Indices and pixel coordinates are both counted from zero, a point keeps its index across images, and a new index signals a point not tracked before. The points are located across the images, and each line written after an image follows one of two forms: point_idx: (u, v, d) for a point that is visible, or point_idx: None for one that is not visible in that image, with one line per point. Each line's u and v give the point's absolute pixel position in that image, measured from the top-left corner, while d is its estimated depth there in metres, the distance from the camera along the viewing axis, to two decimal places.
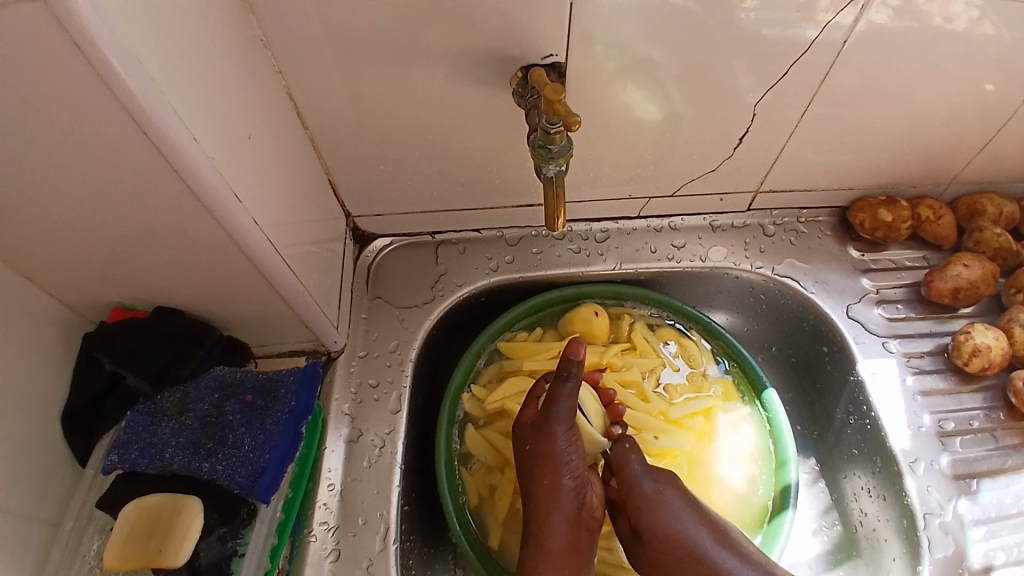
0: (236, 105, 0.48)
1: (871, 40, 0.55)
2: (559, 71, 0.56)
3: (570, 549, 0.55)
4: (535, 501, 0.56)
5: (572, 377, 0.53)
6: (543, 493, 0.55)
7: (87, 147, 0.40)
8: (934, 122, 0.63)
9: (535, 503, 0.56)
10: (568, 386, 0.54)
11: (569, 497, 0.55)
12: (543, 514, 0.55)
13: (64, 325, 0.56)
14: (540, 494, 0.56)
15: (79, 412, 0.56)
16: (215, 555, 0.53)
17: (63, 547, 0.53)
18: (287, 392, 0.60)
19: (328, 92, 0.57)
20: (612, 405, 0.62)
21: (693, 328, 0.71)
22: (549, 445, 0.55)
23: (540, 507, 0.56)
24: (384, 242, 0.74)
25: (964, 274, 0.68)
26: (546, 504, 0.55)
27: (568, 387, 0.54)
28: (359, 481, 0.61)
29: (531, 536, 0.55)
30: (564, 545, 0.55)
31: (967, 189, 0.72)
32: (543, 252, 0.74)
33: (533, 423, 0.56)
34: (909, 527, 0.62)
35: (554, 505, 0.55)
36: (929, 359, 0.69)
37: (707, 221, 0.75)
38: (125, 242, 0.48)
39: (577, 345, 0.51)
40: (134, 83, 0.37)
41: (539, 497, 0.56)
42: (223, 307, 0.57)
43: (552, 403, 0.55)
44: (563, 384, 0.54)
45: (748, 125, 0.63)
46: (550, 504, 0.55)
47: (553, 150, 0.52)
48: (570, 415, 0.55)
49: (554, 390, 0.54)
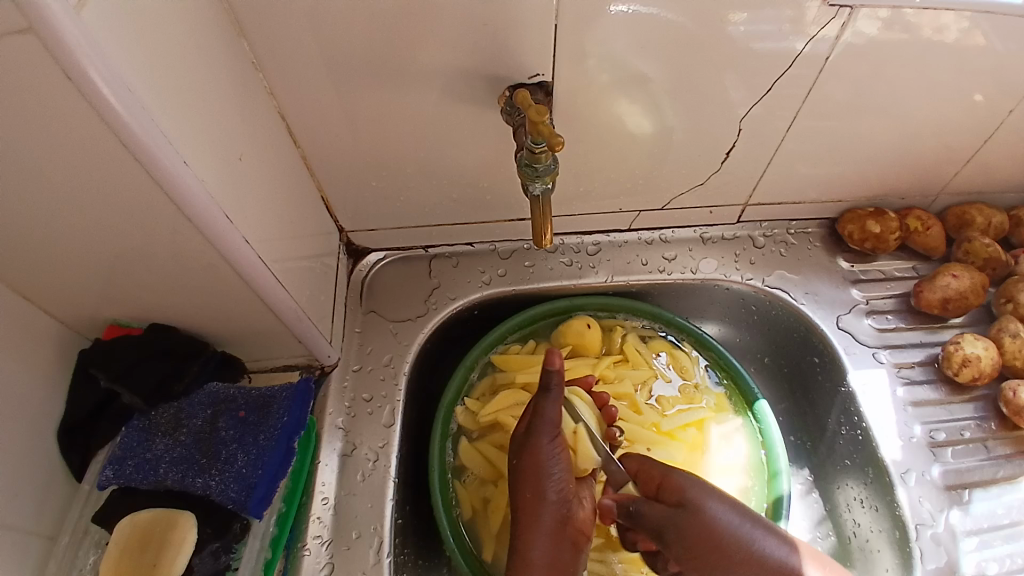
0: (229, 126, 0.49)
1: (857, 52, 0.56)
2: (547, 90, 0.57)
3: (551, 566, 0.54)
4: (522, 514, 0.56)
5: (553, 388, 0.56)
6: (526, 506, 0.56)
7: (82, 170, 0.41)
8: (921, 133, 0.64)
9: (519, 516, 0.56)
10: (551, 397, 0.56)
11: (552, 509, 0.55)
12: (526, 526, 0.55)
13: (61, 342, 0.56)
14: (523, 506, 0.56)
15: (75, 428, 0.56)
16: (207, 571, 0.53)
17: (59, 561, 0.53)
18: (280, 408, 0.60)
19: (321, 112, 0.58)
20: (607, 407, 0.63)
21: (685, 340, 0.71)
22: (534, 457, 0.56)
23: (523, 520, 0.55)
24: (378, 256, 0.75)
25: (953, 285, 0.68)
26: (529, 517, 0.55)
27: (551, 398, 0.56)
28: (352, 495, 0.62)
29: (513, 550, 0.55)
30: (545, 559, 0.54)
31: (955, 200, 0.73)
32: (535, 265, 0.75)
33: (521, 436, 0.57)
34: (901, 539, 0.62)
35: (537, 518, 0.55)
36: (920, 370, 0.69)
37: (697, 233, 0.75)
38: (120, 261, 0.49)
39: (552, 354, 0.55)
40: (126, 111, 0.38)
41: (523, 510, 0.56)
42: (217, 324, 0.57)
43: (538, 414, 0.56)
44: (548, 396, 0.56)
45: (736, 139, 0.63)
46: (533, 516, 0.55)
47: (539, 169, 0.52)
48: (554, 425, 0.56)
49: (539, 403, 0.56)
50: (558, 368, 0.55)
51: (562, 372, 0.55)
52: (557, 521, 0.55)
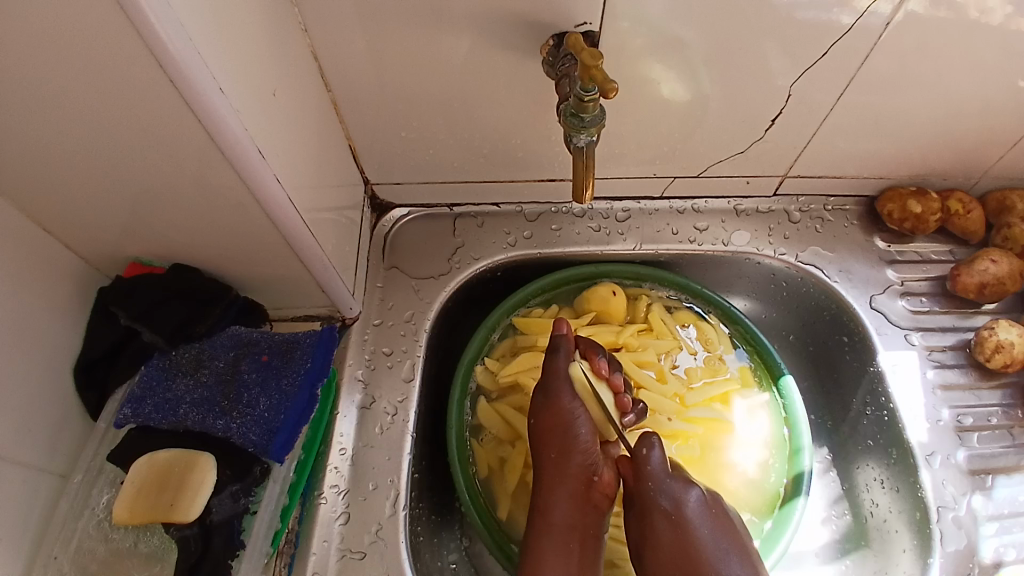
0: (262, 60, 0.47)
1: (910, 27, 0.53)
2: (593, 39, 0.54)
3: (572, 528, 0.56)
4: (548, 474, 0.58)
5: (561, 349, 0.60)
6: (550, 467, 0.58)
7: (113, 93, 0.39)
8: (967, 115, 0.61)
9: (544, 476, 0.58)
10: (561, 359, 0.60)
11: (574, 471, 0.57)
12: (549, 486, 0.57)
13: (80, 278, 0.55)
14: (549, 468, 0.58)
15: (93, 365, 0.55)
16: (226, 512, 0.53)
17: (72, 499, 0.53)
18: (303, 353, 0.59)
19: (353, 53, 0.56)
20: (613, 376, 0.60)
21: (712, 313, 0.70)
22: (557, 417, 0.58)
23: (546, 481, 0.58)
24: (402, 212, 0.73)
25: (991, 269, 0.67)
26: (553, 479, 0.57)
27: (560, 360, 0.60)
28: (370, 447, 0.61)
29: (537, 507, 0.57)
30: (566, 521, 0.56)
31: (998, 183, 0.70)
32: (562, 229, 0.73)
33: (539, 396, 0.59)
34: (922, 520, 0.62)
35: (560, 479, 0.57)
36: (951, 354, 0.68)
37: (731, 204, 0.73)
38: (146, 196, 0.47)
39: (559, 323, 0.62)
40: (163, 26, 0.36)
41: (546, 471, 0.58)
42: (240, 268, 0.56)
43: (551, 378, 0.59)
44: (555, 361, 0.60)
45: (780, 108, 0.61)
46: (556, 478, 0.57)
47: (585, 119, 0.51)
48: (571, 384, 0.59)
49: (550, 366, 0.60)
50: (565, 333, 0.62)
51: (569, 338, 0.61)
52: (579, 484, 0.57)
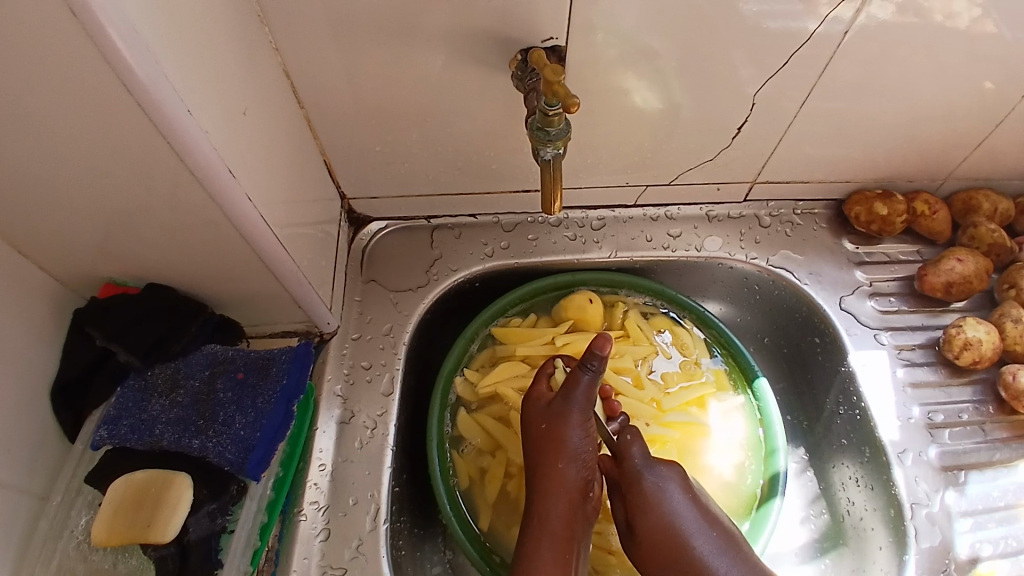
0: (233, 80, 0.47)
1: (872, 34, 0.55)
2: (559, 54, 0.55)
3: (567, 536, 0.55)
4: (546, 483, 0.56)
5: (590, 368, 0.56)
6: (552, 476, 0.56)
7: (82, 117, 0.40)
8: (931, 118, 0.63)
9: (539, 485, 0.57)
10: (588, 377, 0.56)
11: (574, 478, 0.56)
12: (546, 494, 0.56)
13: (55, 298, 0.55)
14: (548, 477, 0.56)
15: (69, 386, 0.55)
16: (203, 530, 0.53)
17: (51, 520, 0.52)
18: (278, 370, 0.60)
19: (325, 71, 0.57)
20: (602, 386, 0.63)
21: (687, 317, 0.71)
22: (561, 428, 0.56)
23: (545, 489, 0.56)
24: (379, 225, 0.74)
25: (958, 269, 0.68)
26: (553, 487, 0.56)
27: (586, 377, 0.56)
28: (349, 462, 0.61)
29: (534, 516, 0.56)
30: (563, 529, 0.55)
31: (963, 185, 0.72)
32: (538, 239, 0.74)
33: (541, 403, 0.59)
34: (896, 517, 0.63)
35: (559, 488, 0.56)
36: (921, 352, 0.69)
37: (703, 211, 0.74)
38: (118, 216, 0.48)
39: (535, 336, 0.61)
40: (129, 53, 0.37)
41: (546, 479, 0.56)
42: (216, 286, 0.56)
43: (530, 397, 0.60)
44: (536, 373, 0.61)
45: (747, 115, 0.62)
46: (555, 486, 0.56)
47: (551, 132, 0.51)
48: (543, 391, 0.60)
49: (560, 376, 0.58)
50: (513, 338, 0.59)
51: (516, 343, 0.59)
52: (578, 493, 0.56)
